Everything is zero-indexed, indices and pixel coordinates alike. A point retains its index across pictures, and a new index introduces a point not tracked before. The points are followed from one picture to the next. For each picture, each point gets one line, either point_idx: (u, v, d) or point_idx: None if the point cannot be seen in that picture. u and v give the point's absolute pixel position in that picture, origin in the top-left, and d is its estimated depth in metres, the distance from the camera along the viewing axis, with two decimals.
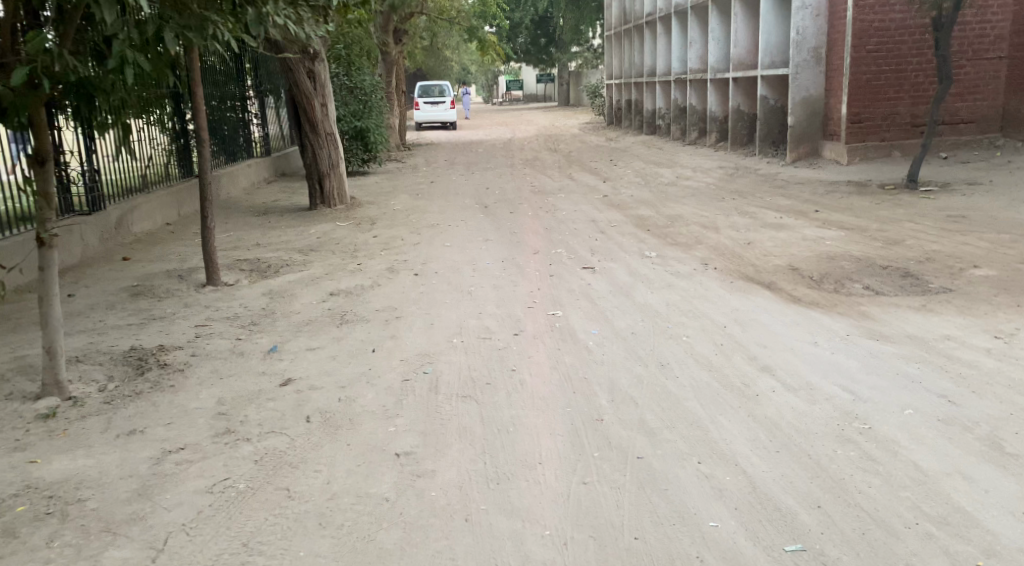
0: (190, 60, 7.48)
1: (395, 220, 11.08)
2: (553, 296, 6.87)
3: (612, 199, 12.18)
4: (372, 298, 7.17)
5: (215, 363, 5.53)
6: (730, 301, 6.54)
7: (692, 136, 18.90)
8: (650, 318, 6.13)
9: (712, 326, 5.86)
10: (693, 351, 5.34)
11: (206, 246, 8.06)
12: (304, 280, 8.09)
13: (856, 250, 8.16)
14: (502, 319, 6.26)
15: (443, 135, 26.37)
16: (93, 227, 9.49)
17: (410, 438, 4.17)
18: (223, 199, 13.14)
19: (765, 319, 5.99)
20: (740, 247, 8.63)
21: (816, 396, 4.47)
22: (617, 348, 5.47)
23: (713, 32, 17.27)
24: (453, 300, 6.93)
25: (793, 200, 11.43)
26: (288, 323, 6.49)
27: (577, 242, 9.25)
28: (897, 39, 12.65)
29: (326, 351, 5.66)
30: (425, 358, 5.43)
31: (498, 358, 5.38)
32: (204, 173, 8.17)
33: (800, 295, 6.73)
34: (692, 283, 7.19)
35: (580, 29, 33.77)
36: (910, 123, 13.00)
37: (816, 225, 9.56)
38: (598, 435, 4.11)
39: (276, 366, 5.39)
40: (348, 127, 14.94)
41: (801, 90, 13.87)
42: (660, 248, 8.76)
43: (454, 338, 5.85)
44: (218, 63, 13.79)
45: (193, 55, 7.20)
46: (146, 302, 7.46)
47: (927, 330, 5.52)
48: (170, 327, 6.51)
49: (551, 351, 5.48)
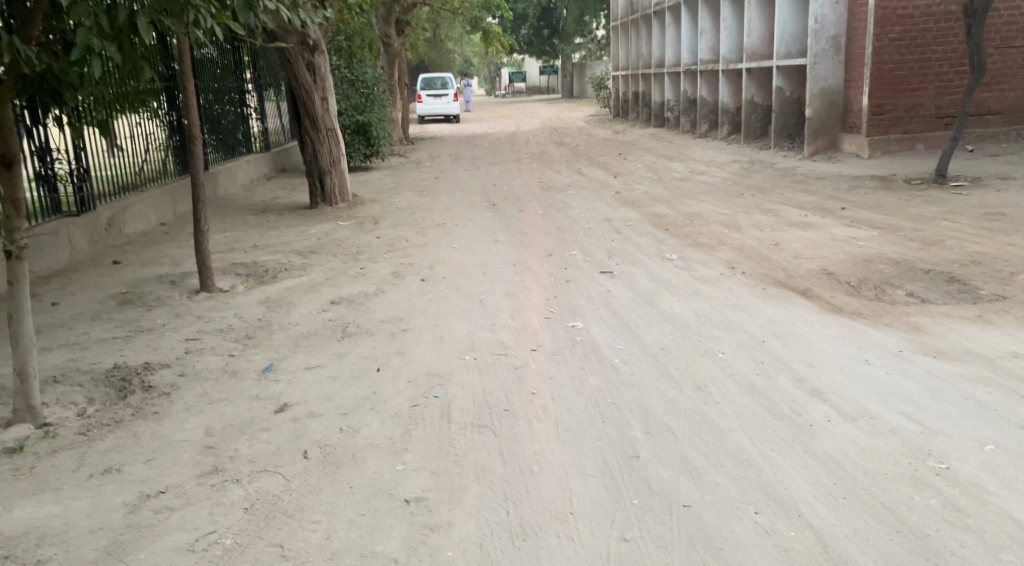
0: (183, 59, 7.01)
1: (400, 219, 10.59)
2: (571, 305, 6.36)
3: (625, 196, 11.64)
4: (377, 306, 6.66)
5: (205, 385, 5.01)
6: (765, 310, 6.02)
7: (703, 128, 18.37)
8: (679, 330, 5.62)
9: (749, 341, 5.34)
10: (731, 370, 4.84)
11: (200, 251, 7.57)
12: (303, 286, 7.60)
13: (893, 251, 7.64)
14: (518, 332, 5.76)
15: (446, 128, 25.82)
16: (81, 229, 8.99)
17: (421, 479, 3.69)
18: (221, 197, 12.67)
19: (806, 332, 5.48)
20: (768, 249, 8.11)
21: (879, 428, 3.99)
22: (646, 367, 4.96)
23: (725, 21, 16.71)
24: (464, 309, 6.42)
25: (816, 196, 10.91)
26: (285, 337, 5.98)
27: (592, 243, 8.73)
28: (921, 26, 12.12)
29: (325, 371, 5.16)
30: (435, 379, 4.92)
31: (517, 378, 4.87)
32: (196, 173, 7.65)
33: (839, 303, 6.20)
34: (720, 289, 6.66)
35: (584, 19, 33.09)
36: (934, 115, 12.46)
37: (844, 224, 9.04)
38: (635, 475, 3.66)
39: (270, 389, 4.88)
40: (349, 121, 14.32)
41: (820, 81, 13.30)
42: (682, 250, 8.24)
43: (466, 355, 5.35)
44: (215, 55, 13.29)
45: (185, 51, 6.74)
46: (134, 312, 6.94)
47: (989, 346, 5.03)
48: (159, 341, 6.00)
49: (574, 370, 4.97)
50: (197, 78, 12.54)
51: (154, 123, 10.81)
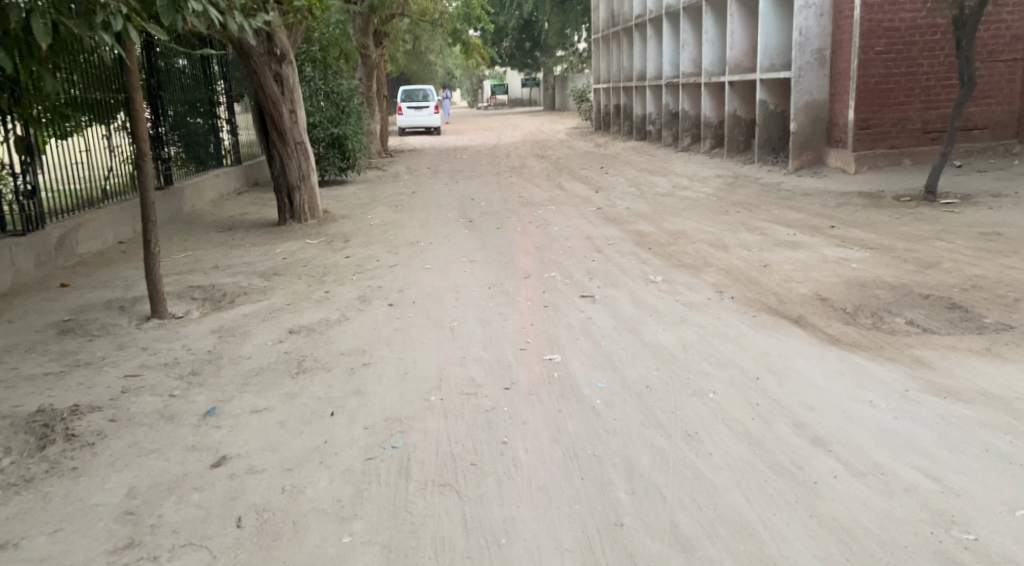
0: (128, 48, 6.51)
1: (371, 236, 10.10)
2: (549, 335, 5.87)
3: (607, 213, 11.21)
4: (338, 337, 6.15)
5: (136, 432, 4.52)
6: (757, 342, 5.54)
7: (685, 142, 17.99)
8: (665, 365, 5.14)
9: (741, 379, 4.86)
10: (723, 415, 4.35)
11: (150, 275, 7.04)
12: (261, 312, 7.07)
13: (888, 273, 7.19)
14: (490, 367, 5.27)
15: (426, 140, 25.30)
16: (27, 249, 8.43)
17: (368, 556, 3.29)
18: (187, 213, 12.13)
19: (803, 367, 4.99)
20: (756, 270, 7.65)
21: (892, 486, 3.53)
22: (630, 410, 4.47)
23: (707, 33, 16.35)
24: (434, 339, 5.92)
25: (803, 213, 10.51)
26: (235, 374, 5.47)
27: (572, 264, 8.26)
28: (907, 40, 11.76)
29: (274, 415, 4.65)
30: (396, 424, 4.43)
31: (486, 424, 4.38)
32: (147, 191, 7.09)
33: (836, 333, 5.73)
34: (708, 316, 6.19)
35: (565, 32, 32.74)
36: (921, 129, 12.09)
37: (835, 243, 8.61)
38: (619, 553, 3.23)
39: (209, 438, 4.40)
40: (323, 133, 13.82)
41: (805, 94, 12.92)
42: (666, 271, 7.79)
43: (432, 394, 4.84)
44: (184, 65, 12.76)
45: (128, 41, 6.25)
46: (74, 344, 6.43)
47: (1003, 386, 4.57)
48: (93, 380, 5.48)
49: (551, 413, 4.48)
50: (164, 90, 11.97)
51: (119, 135, 10.30)
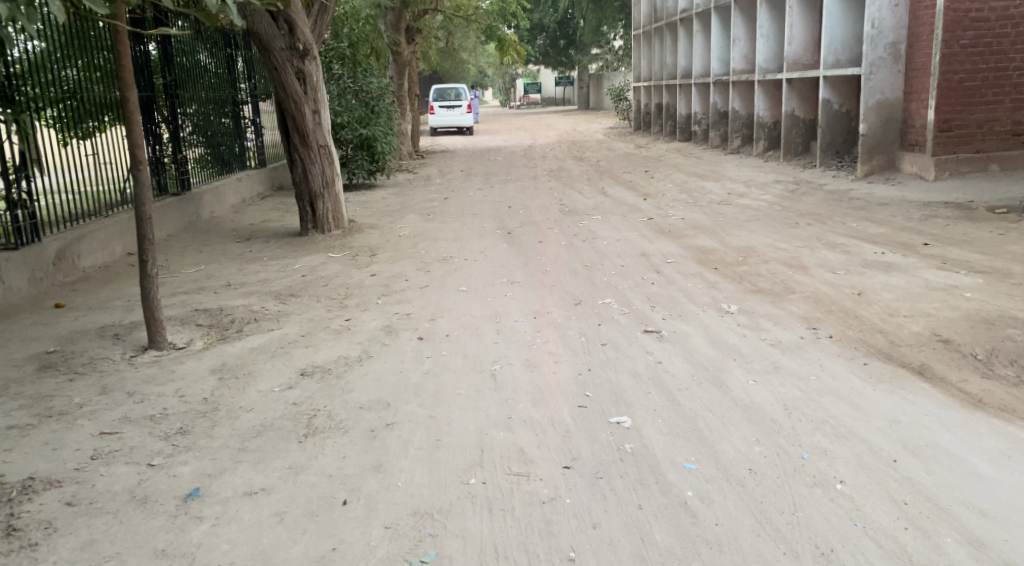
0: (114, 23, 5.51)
1: (400, 249, 9.09)
2: (613, 386, 4.78)
3: (659, 224, 10.09)
4: (358, 383, 5.09)
5: (94, 525, 3.55)
6: (879, 402, 4.40)
7: (735, 143, 16.80)
8: (767, 436, 4.03)
9: (871, 460, 3.74)
10: (861, 519, 3.34)
11: (148, 301, 6.04)
12: (272, 345, 6.03)
13: (1016, 305, 6.01)
14: (542, 432, 4.21)
15: (457, 141, 24.23)
16: (21, 265, 7.41)
17: None
18: (205, 218, 11.17)
19: (949, 443, 3.88)
20: (849, 299, 6.50)
21: None
22: (735, 509, 3.44)
23: (761, 28, 15.07)
24: (471, 389, 4.87)
25: (885, 226, 9.32)
26: (232, 434, 4.45)
27: (629, 287, 7.18)
28: (997, 31, 10.52)
29: (272, 500, 3.67)
30: (425, 523, 3.45)
31: (544, 526, 3.39)
32: (144, 203, 6.05)
33: (974, 390, 4.56)
34: (805, 363, 5.09)
35: (601, 29, 31.52)
36: (1010, 131, 10.86)
37: (935, 265, 7.43)
38: None
39: (185, 537, 3.44)
40: (352, 135, 12.66)
41: (876, 92, 11.63)
42: (741, 298, 6.67)
43: (470, 474, 3.80)
44: (206, 61, 11.79)
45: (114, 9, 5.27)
46: (54, 385, 5.45)
47: None
48: (64, 439, 4.51)
49: (629, 511, 3.46)
50: (183, 89, 10.99)
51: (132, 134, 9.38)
